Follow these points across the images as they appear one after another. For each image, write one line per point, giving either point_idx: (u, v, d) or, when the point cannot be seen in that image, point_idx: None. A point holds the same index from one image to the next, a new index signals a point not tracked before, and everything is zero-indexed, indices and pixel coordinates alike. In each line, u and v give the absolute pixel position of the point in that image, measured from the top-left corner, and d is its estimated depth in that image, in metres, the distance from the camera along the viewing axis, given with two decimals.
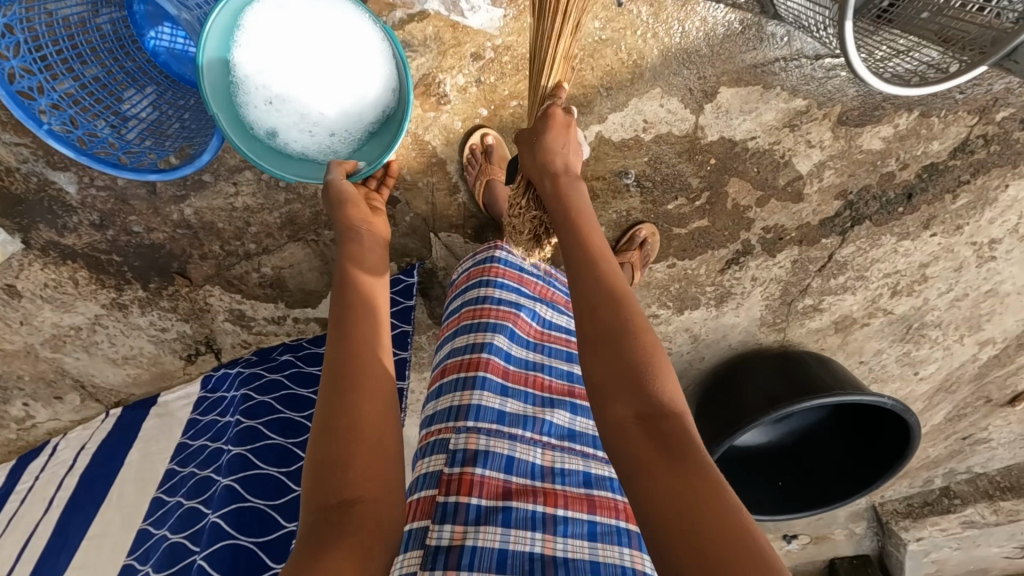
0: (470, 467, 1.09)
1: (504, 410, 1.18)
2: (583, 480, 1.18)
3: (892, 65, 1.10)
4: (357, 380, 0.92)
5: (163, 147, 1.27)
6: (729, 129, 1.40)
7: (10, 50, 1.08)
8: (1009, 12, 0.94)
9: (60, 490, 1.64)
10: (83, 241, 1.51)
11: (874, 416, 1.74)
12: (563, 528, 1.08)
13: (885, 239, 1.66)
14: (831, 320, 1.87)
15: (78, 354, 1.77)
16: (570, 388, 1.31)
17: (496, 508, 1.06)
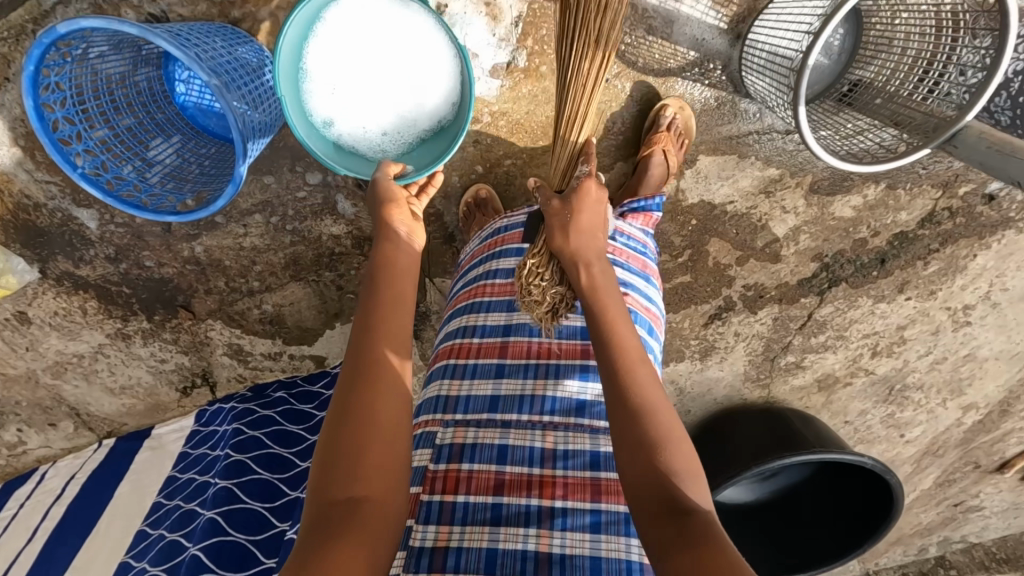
0: (456, 465, 1.13)
1: (497, 393, 1.21)
2: (588, 461, 1.12)
3: (856, 142, 1.19)
4: (378, 378, 0.89)
5: (180, 191, 1.36)
6: (709, 193, 1.49)
7: (57, 103, 1.18)
8: (949, 99, 1.07)
9: (46, 519, 1.65)
10: (96, 273, 1.58)
11: (863, 478, 1.74)
12: (562, 521, 1.06)
13: (862, 301, 1.72)
14: (814, 378, 1.91)
15: (78, 382, 1.82)
16: (582, 347, 1.23)
17: (483, 504, 1.08)
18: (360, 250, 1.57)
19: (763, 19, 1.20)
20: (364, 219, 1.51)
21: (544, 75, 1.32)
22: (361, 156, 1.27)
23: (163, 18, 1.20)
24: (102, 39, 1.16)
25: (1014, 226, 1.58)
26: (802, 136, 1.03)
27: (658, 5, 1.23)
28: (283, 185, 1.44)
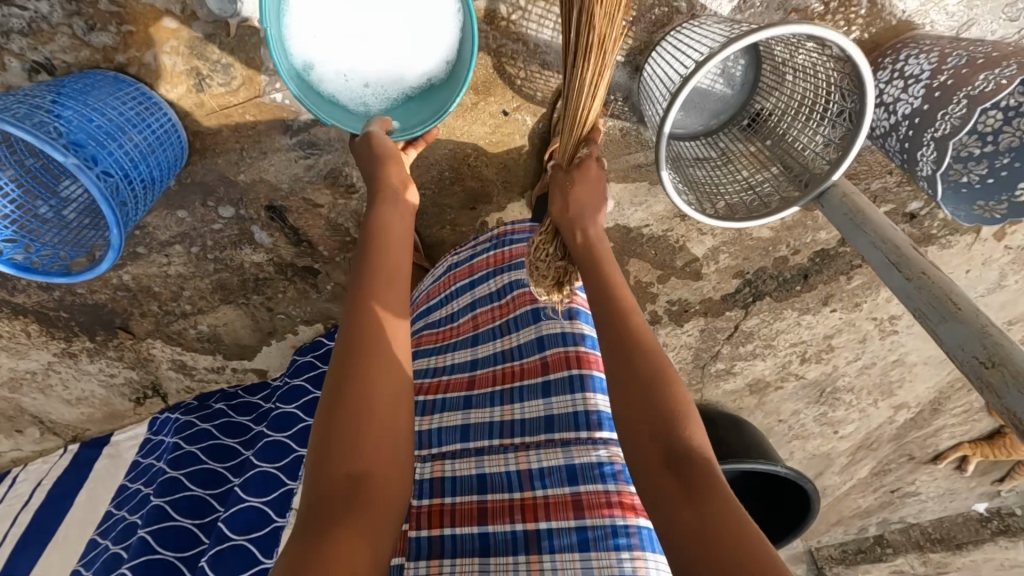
0: (438, 498, 1.08)
1: (467, 423, 1.14)
2: (565, 476, 1.01)
3: (730, 193, 1.18)
4: (376, 342, 0.83)
5: (79, 248, 1.30)
6: (622, 218, 1.51)
7: None
8: (821, 153, 1.05)
9: (14, 525, 1.79)
10: (32, 300, 1.63)
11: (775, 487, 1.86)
12: (548, 544, 0.96)
13: (788, 313, 1.74)
14: (745, 382, 1.96)
15: (35, 394, 1.91)
16: (542, 362, 1.14)
17: (470, 535, 1.02)
18: (284, 275, 1.60)
19: (668, 41, 1.16)
20: (283, 247, 1.53)
21: None
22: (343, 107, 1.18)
23: (48, 65, 1.18)
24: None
25: (936, 243, 1.57)
26: (665, 190, 1.04)
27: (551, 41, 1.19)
28: (197, 218, 1.45)
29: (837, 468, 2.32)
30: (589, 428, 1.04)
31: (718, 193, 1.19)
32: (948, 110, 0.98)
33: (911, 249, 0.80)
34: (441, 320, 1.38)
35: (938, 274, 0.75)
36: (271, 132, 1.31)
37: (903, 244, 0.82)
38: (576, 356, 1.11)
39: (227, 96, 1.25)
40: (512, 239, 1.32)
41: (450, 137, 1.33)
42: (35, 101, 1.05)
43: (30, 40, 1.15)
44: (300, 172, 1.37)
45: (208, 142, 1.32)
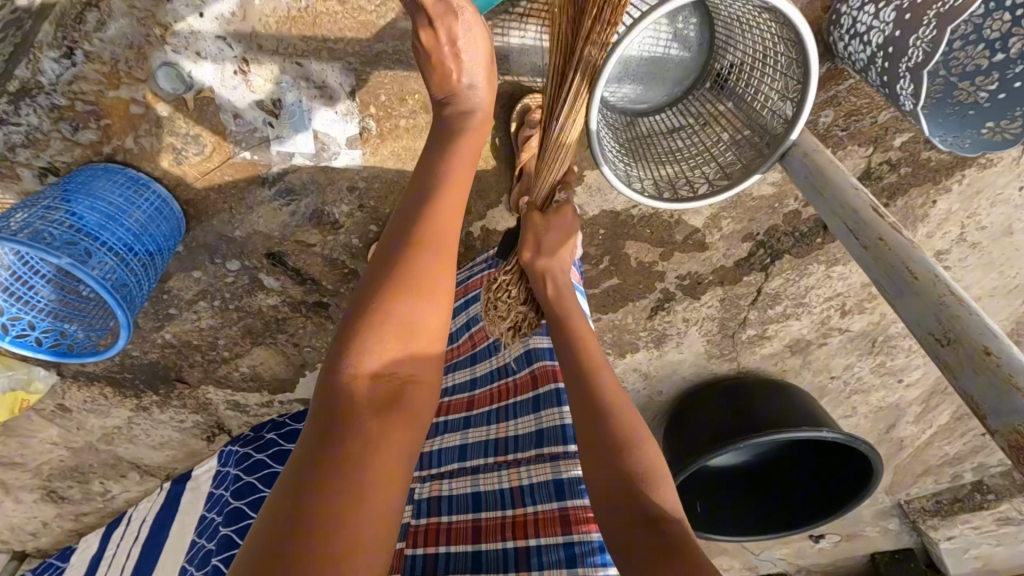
0: (434, 517, 1.19)
1: (466, 443, 1.25)
2: (552, 491, 1.06)
3: (697, 167, 1.13)
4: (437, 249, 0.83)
5: (104, 326, 1.47)
6: (607, 203, 1.47)
7: None
8: (780, 114, 0.99)
9: (129, 558, 2.06)
10: (101, 367, 1.84)
11: (837, 452, 1.82)
12: (538, 560, 1.03)
13: (813, 268, 1.60)
14: (784, 344, 1.83)
15: (126, 444, 2.17)
16: (532, 376, 1.20)
17: (463, 552, 1.10)
18: (300, 312, 1.70)
19: None
20: (291, 287, 1.63)
21: (399, 135, 1.34)
22: None
23: (52, 168, 1.30)
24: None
25: (974, 163, 1.36)
26: (614, 187, 1.02)
27: None
28: (210, 275, 1.57)
29: (911, 418, 2.12)
30: (577, 441, 1.09)
31: (687, 167, 1.14)
32: (919, 34, 0.86)
33: (870, 212, 0.77)
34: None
35: (896, 239, 0.72)
36: (251, 188, 1.38)
37: (862, 207, 0.79)
38: (562, 368, 1.16)
39: (204, 163, 1.33)
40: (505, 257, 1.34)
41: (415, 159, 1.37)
42: (43, 206, 1.17)
43: (31, 150, 1.26)
44: (286, 218, 1.45)
45: (201, 207, 1.42)
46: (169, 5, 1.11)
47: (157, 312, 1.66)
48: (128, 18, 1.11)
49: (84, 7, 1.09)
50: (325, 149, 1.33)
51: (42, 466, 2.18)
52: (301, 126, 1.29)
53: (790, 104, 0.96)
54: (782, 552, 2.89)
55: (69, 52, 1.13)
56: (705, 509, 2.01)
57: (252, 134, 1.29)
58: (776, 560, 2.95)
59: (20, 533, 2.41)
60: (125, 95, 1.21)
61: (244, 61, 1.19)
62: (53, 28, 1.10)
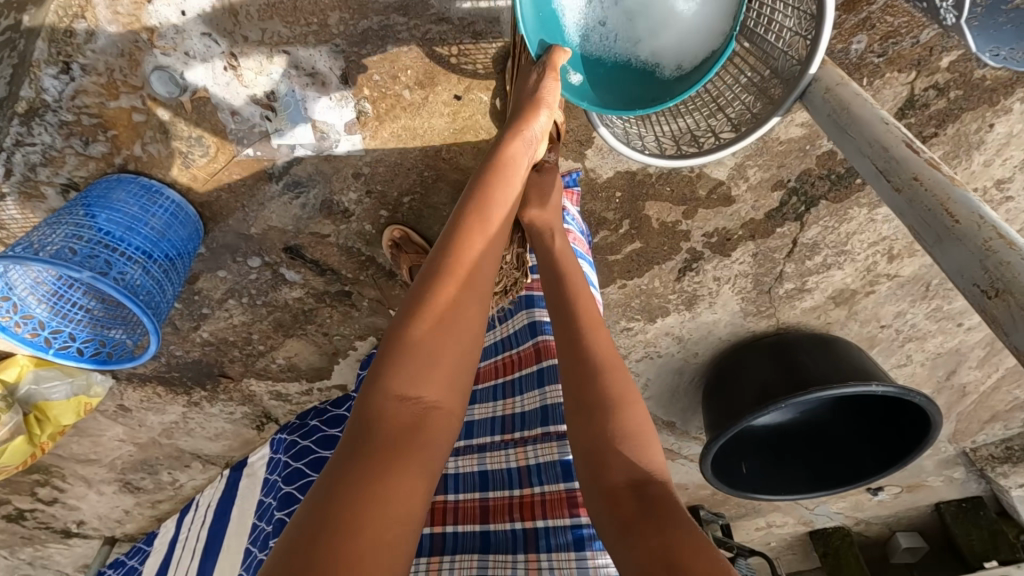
0: (443, 496, 1.25)
1: (473, 420, 1.35)
2: (560, 472, 1.12)
3: (712, 116, 1.06)
4: (468, 290, 0.93)
5: (139, 330, 1.49)
6: (621, 163, 1.39)
7: (10, 311, 1.35)
8: (795, 47, 0.88)
9: (199, 539, 2.21)
10: (150, 368, 1.94)
11: (893, 402, 1.72)
12: (545, 543, 1.07)
13: (854, 212, 1.48)
14: (826, 296, 1.72)
15: (185, 437, 2.31)
16: (535, 349, 1.29)
17: (471, 532, 1.17)
18: (325, 303, 1.72)
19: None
20: (313, 278, 1.63)
21: (396, 115, 1.29)
22: (631, 76, 1.08)
23: (72, 184, 1.34)
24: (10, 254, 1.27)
25: None
26: (613, 147, 1.04)
27: (475, 10, 1.17)
28: (235, 274, 1.60)
29: (974, 363, 1.96)
30: None
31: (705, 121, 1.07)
32: None
33: (902, 149, 0.70)
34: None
35: (931, 177, 0.66)
36: (260, 184, 1.38)
37: (894, 143, 0.72)
38: None
39: (211, 164, 1.34)
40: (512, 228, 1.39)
41: (415, 137, 1.33)
42: (68, 217, 1.22)
43: (50, 168, 1.30)
44: (298, 212, 1.44)
45: (215, 208, 1.44)
46: (152, 7, 1.10)
47: (191, 313, 1.72)
48: (115, 25, 1.11)
49: (73, 19, 1.09)
50: (325, 136, 1.30)
51: (115, 460, 2.35)
52: (298, 117, 1.27)
53: (805, 37, 0.86)
54: (838, 506, 2.81)
55: (66, 67, 1.15)
56: (750, 471, 1.96)
57: (252, 129, 1.28)
58: (832, 514, 2.88)
59: (107, 521, 2.62)
60: (126, 103, 1.21)
61: (232, 56, 1.18)
62: (47, 45, 1.11)
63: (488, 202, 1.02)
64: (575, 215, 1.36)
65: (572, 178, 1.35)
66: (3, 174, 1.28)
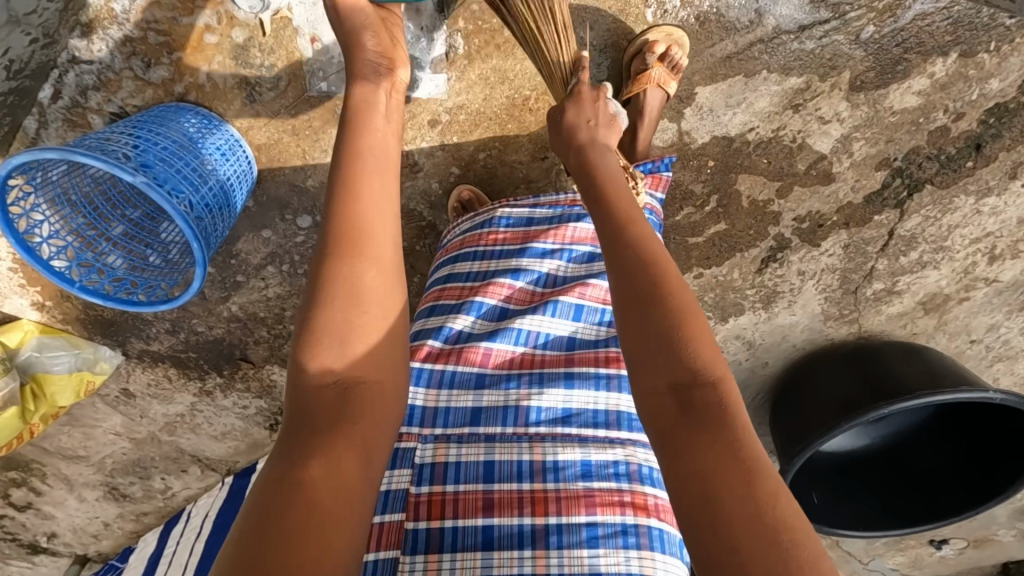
0: (439, 485, 0.85)
1: (479, 406, 0.93)
2: (579, 471, 0.87)
3: None
4: (369, 253, 0.73)
5: (173, 276, 1.38)
6: (720, 126, 1.33)
7: (40, 231, 1.24)
8: None
9: (191, 555, 1.90)
10: (165, 345, 1.76)
11: (997, 418, 1.56)
12: (557, 540, 0.81)
13: (960, 201, 1.38)
14: (915, 301, 1.56)
15: (188, 435, 2.04)
16: (568, 356, 0.99)
17: (472, 528, 0.82)
18: None
19: None
20: None
21: (488, 54, 1.23)
22: None
23: (122, 114, 1.21)
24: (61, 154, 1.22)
25: None
26: None
27: None
28: (280, 235, 1.46)
29: None
30: (607, 425, 0.93)
31: None
32: None
33: None
34: (472, 276, 1.11)
35: None
36: (327, 126, 1.28)
37: None
38: (605, 356, 0.99)
39: (277, 100, 1.24)
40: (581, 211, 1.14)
41: (503, 81, 1.26)
42: (114, 134, 1.06)
43: (103, 94, 1.19)
44: None
45: (273, 154, 1.31)
46: None
47: (224, 281, 1.56)
48: None
49: None
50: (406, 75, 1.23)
51: (106, 460, 2.06)
52: None
53: None
54: (896, 562, 2.53)
55: None
56: (822, 501, 1.75)
57: (330, 60, 1.21)
58: (888, 572, 2.59)
59: (82, 536, 2.24)
60: (200, 21, 1.15)
61: None
62: None
63: (355, 148, 0.80)
64: (656, 210, 1.14)
65: (665, 161, 1.16)
66: (51, 94, 1.17)
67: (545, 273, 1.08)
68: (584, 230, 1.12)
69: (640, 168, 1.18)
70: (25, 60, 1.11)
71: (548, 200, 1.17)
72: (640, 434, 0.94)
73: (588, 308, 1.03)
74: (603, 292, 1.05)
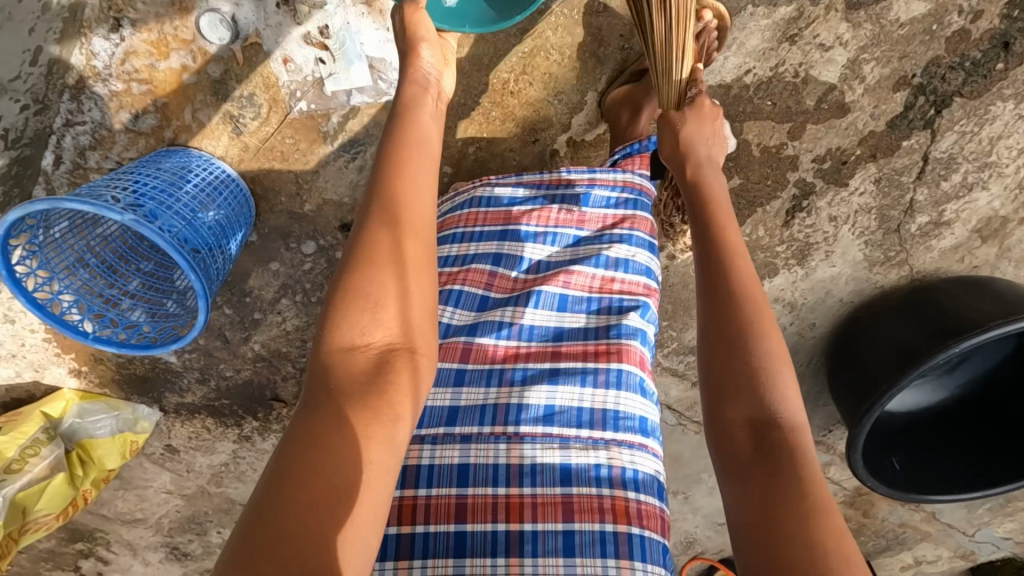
0: (411, 489, 0.82)
1: (457, 405, 0.89)
2: (559, 475, 0.83)
3: None
4: (408, 224, 0.72)
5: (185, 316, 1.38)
6: (714, 74, 1.26)
7: (49, 289, 1.25)
8: None
9: None
10: (199, 396, 1.75)
11: None
12: (532, 548, 0.79)
13: (997, 109, 1.25)
14: (969, 230, 1.41)
15: (236, 484, 1.93)
16: (554, 348, 0.94)
17: (444, 534, 0.80)
18: None
19: None
20: None
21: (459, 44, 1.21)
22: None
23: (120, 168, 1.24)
24: (65, 213, 1.25)
25: None
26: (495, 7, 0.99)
27: None
28: (288, 265, 1.46)
29: None
30: (592, 425, 0.87)
31: None
32: None
33: None
34: (449, 260, 1.06)
35: None
36: (315, 147, 1.29)
37: None
38: (594, 349, 0.93)
39: (262, 128, 1.25)
40: (563, 194, 1.08)
41: (480, 68, 1.24)
42: (108, 178, 1.08)
43: (99, 151, 1.22)
44: (354, 177, 1.33)
45: (267, 183, 1.32)
46: None
47: (242, 320, 1.57)
48: None
49: None
50: (384, 79, 1.22)
51: (162, 520, 1.97)
52: (353, 55, 1.20)
53: None
54: (1005, 529, 2.25)
55: (117, 25, 1.14)
56: (904, 465, 1.59)
57: (305, 78, 1.21)
58: (1000, 541, 2.28)
59: None
60: (176, 63, 1.18)
61: None
62: (98, 3, 1.12)
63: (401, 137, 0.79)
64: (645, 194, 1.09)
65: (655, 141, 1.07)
66: (53, 160, 1.21)
67: (528, 260, 1.03)
68: (567, 218, 1.06)
69: (626, 150, 1.11)
70: (21, 129, 1.14)
71: (530, 181, 1.11)
72: (627, 434, 0.88)
73: (573, 296, 0.98)
74: (587, 281, 1.00)
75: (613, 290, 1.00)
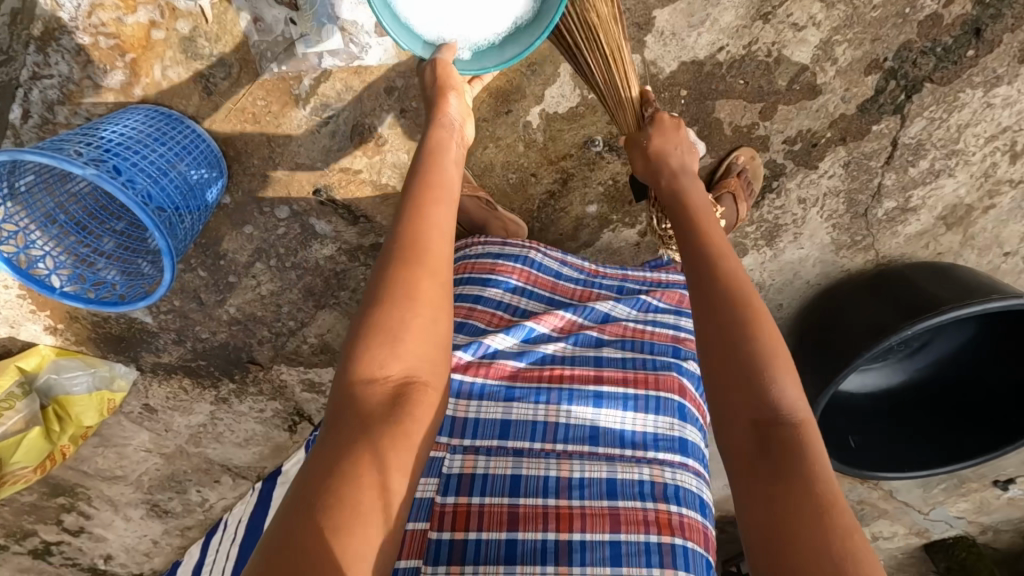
0: (465, 497, 0.85)
1: (510, 418, 0.92)
2: (604, 489, 0.86)
3: None
4: (428, 265, 0.74)
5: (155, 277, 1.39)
6: (687, 50, 1.26)
7: (16, 242, 1.25)
8: None
9: None
10: (175, 355, 1.76)
11: None
12: (580, 557, 0.81)
13: (966, 96, 1.27)
14: (935, 217, 1.42)
15: (214, 445, 1.97)
16: (596, 374, 0.97)
17: (497, 541, 0.82)
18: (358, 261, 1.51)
19: None
20: (345, 230, 1.47)
21: None
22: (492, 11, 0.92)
23: None
24: (33, 166, 1.24)
25: None
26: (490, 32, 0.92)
27: None
28: (262, 229, 1.46)
29: None
30: (633, 446, 0.92)
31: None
32: None
33: None
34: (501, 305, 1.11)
35: None
36: (287, 110, 1.28)
37: None
38: (635, 376, 0.98)
39: (234, 89, 1.25)
40: (602, 281, 1.21)
41: None
42: (72, 133, 1.08)
43: (68, 107, 1.21)
44: (327, 143, 1.33)
45: (239, 146, 1.32)
46: None
47: (217, 283, 1.57)
48: None
49: None
50: (354, 43, 1.23)
51: (142, 478, 2.00)
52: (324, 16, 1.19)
53: None
54: (959, 509, 2.32)
55: None
56: (861, 444, 1.64)
57: (275, 39, 1.21)
58: (952, 519, 2.35)
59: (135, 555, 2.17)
60: (144, 18, 1.17)
61: None
62: None
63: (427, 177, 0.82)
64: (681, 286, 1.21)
65: None
66: (20, 114, 1.20)
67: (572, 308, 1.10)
68: (606, 297, 1.17)
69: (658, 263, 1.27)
70: None
71: (575, 261, 1.23)
72: (668, 453, 0.93)
73: (609, 341, 1.05)
74: (622, 330, 1.08)
75: (650, 336, 1.07)
